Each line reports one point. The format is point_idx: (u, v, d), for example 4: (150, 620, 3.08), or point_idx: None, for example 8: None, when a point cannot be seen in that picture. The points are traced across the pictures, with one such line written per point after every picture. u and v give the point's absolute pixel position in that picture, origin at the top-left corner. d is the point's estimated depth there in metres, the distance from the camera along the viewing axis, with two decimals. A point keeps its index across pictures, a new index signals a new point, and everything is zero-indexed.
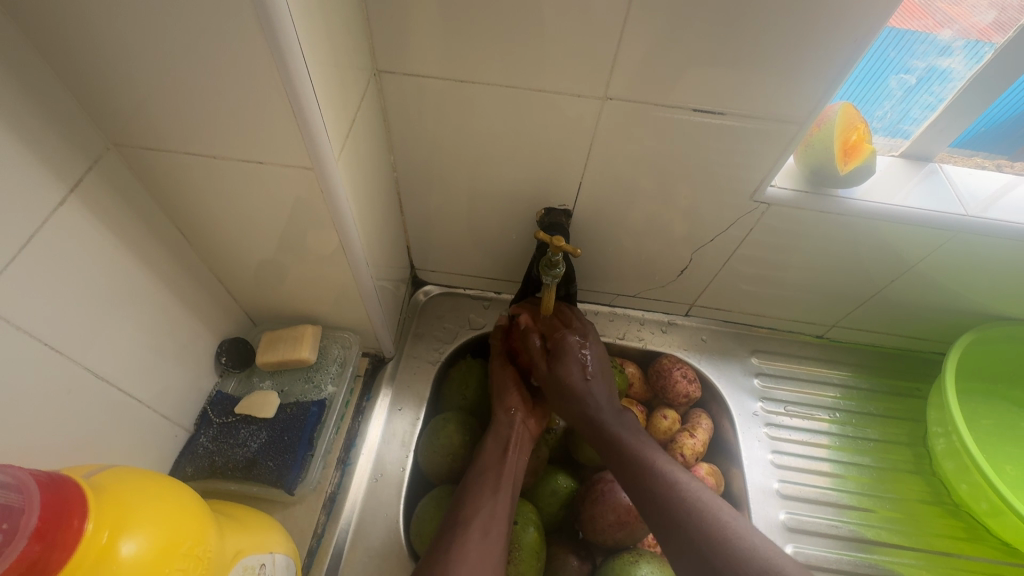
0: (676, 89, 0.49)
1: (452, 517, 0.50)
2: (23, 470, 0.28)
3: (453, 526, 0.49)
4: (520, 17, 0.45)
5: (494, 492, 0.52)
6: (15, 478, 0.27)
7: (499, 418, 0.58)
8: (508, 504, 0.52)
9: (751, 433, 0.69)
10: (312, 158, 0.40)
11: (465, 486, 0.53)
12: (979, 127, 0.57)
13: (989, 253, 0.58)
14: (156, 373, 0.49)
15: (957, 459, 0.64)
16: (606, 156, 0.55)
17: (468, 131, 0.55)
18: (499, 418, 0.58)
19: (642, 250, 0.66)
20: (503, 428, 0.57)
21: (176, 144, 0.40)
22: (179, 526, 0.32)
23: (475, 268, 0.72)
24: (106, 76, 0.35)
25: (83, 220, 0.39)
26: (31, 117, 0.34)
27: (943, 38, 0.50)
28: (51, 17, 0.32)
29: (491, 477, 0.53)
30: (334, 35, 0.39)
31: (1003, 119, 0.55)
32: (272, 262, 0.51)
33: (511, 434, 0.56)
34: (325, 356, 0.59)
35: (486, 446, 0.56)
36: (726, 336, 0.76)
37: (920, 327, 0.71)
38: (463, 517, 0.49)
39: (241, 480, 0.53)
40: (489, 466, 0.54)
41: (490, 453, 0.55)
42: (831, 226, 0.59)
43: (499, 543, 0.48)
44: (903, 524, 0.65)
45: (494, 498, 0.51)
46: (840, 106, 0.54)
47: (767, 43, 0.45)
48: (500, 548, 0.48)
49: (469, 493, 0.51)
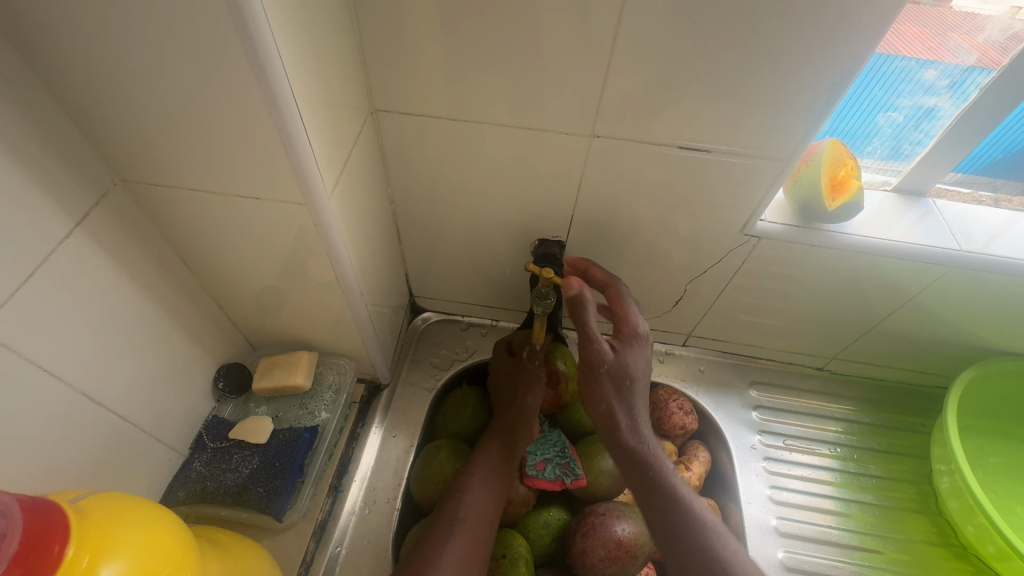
0: (660, 127, 0.50)
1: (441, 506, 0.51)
2: (8, 494, 0.28)
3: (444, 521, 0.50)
4: (509, 58, 0.47)
5: (487, 488, 0.53)
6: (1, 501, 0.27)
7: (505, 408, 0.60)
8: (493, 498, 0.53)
9: (749, 467, 0.68)
10: (306, 195, 0.42)
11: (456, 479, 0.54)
12: (997, 156, 0.56)
13: (983, 289, 0.58)
14: (155, 398, 0.50)
15: (961, 500, 0.62)
16: (596, 188, 0.57)
17: (461, 165, 0.57)
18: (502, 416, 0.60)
19: (639, 279, 0.67)
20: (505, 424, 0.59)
21: (178, 179, 0.42)
22: (160, 552, 0.33)
23: (471, 295, 0.74)
24: (112, 115, 0.37)
25: (88, 251, 0.41)
26: (40, 153, 0.36)
27: (928, 78, 0.51)
28: (64, 64, 0.35)
29: (486, 476, 0.54)
30: (329, 78, 0.42)
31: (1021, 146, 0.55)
32: (271, 289, 0.53)
33: (510, 431, 0.58)
34: (321, 382, 0.60)
35: (488, 443, 0.57)
36: (725, 367, 0.76)
37: (923, 361, 0.70)
38: (456, 507, 0.51)
39: (231, 505, 0.53)
40: (486, 459, 0.55)
41: (491, 454, 0.56)
42: (823, 260, 0.59)
43: (485, 542, 0.49)
44: (909, 566, 0.62)
45: (487, 493, 0.53)
46: (828, 142, 0.55)
47: (749, 82, 0.46)
48: (485, 545, 0.49)
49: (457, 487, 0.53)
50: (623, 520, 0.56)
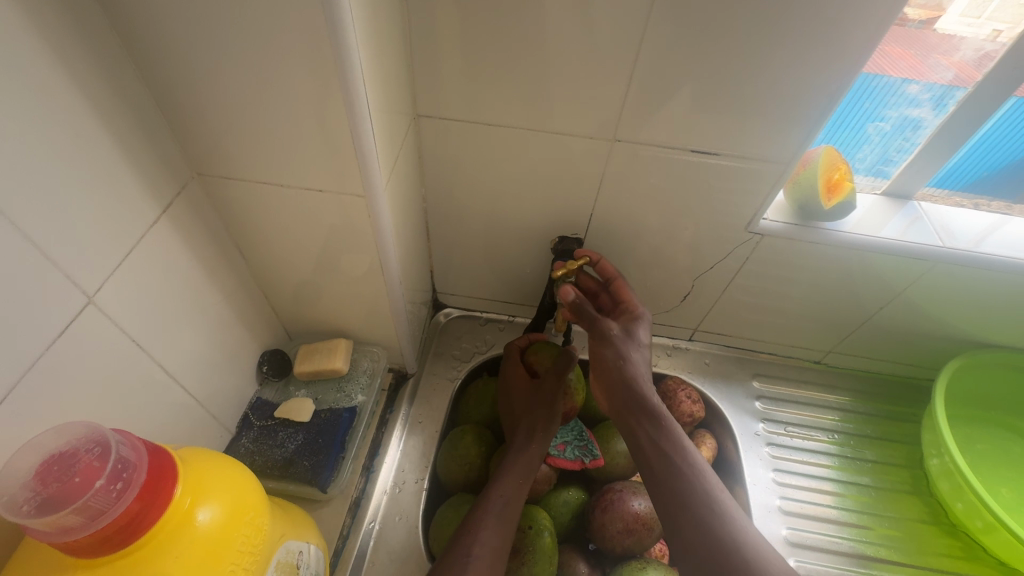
0: (678, 133, 0.55)
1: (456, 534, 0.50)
2: (138, 434, 0.33)
3: (459, 553, 0.48)
4: (545, 68, 0.52)
5: (499, 519, 0.52)
6: (133, 439, 0.32)
7: (525, 437, 0.59)
8: (506, 530, 0.51)
9: (753, 452, 0.73)
10: (364, 187, 0.46)
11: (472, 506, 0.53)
12: (984, 172, 0.63)
13: (965, 284, 0.64)
14: (211, 376, 0.54)
15: (951, 480, 0.66)
16: (615, 188, 0.62)
17: (492, 166, 0.62)
18: (518, 440, 0.59)
19: (652, 276, 0.72)
20: (522, 451, 0.58)
21: (249, 172, 0.46)
22: (244, 497, 0.37)
23: (492, 291, 0.78)
24: (201, 113, 0.42)
25: (168, 235, 0.45)
26: (138, 145, 0.41)
27: (912, 91, 0.57)
28: (166, 67, 0.39)
29: (500, 505, 0.53)
30: (387, 84, 0.46)
31: (1003, 164, 0.61)
32: (317, 278, 0.57)
33: (523, 459, 0.57)
34: (356, 368, 0.64)
35: (506, 469, 0.56)
36: (728, 361, 0.80)
37: (913, 353, 0.75)
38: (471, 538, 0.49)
39: (278, 478, 0.57)
40: (502, 488, 0.54)
41: (507, 481, 0.55)
42: (820, 256, 0.64)
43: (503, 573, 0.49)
44: (902, 542, 0.66)
45: (498, 525, 0.51)
46: (821, 150, 0.61)
47: (759, 92, 0.51)
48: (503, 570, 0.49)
49: (472, 517, 0.51)
50: (638, 495, 0.60)
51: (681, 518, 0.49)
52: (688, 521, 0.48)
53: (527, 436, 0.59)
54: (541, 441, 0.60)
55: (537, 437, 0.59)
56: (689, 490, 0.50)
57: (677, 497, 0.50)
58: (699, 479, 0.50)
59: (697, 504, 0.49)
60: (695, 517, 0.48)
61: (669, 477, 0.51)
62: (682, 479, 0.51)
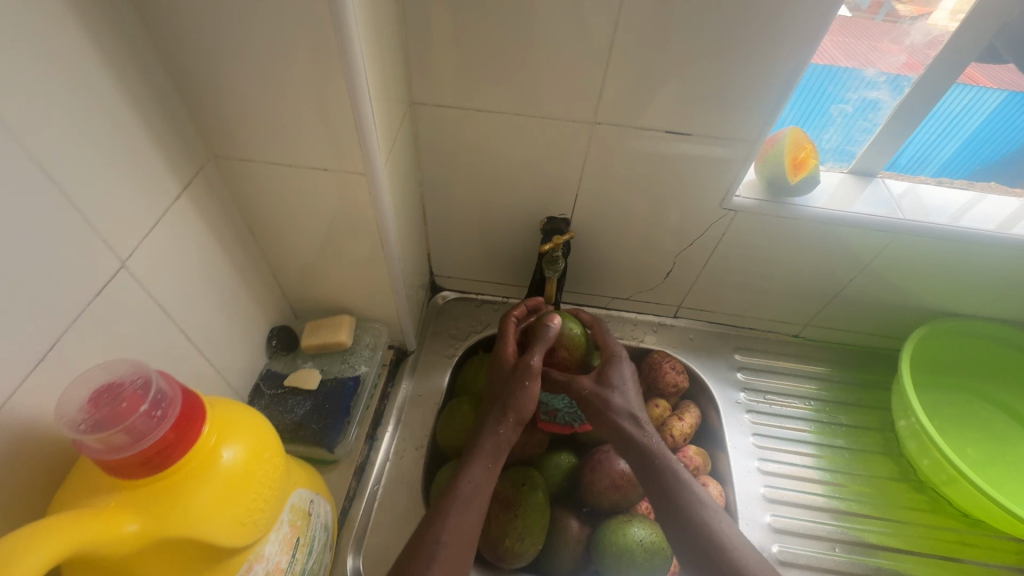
0: (655, 115, 0.60)
1: (427, 520, 0.52)
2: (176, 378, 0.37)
3: (430, 538, 0.51)
4: (531, 56, 0.57)
5: (470, 504, 0.54)
6: (170, 381, 0.36)
7: (500, 420, 0.60)
8: (476, 515, 0.53)
9: (734, 419, 0.77)
10: (366, 166, 0.51)
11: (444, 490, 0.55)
12: (979, 166, 0.69)
13: (926, 254, 0.68)
14: (226, 346, 0.58)
15: (918, 440, 0.70)
16: (599, 169, 0.66)
17: (484, 151, 0.66)
18: (492, 424, 0.60)
19: (636, 254, 0.76)
20: (496, 435, 0.59)
21: (260, 154, 0.51)
22: (262, 440, 0.41)
23: (487, 273, 0.83)
24: (218, 99, 0.47)
25: (188, 211, 0.49)
26: (161, 127, 0.45)
27: (869, 75, 0.62)
28: (187, 56, 0.44)
29: (471, 490, 0.55)
30: (385, 71, 0.51)
31: (998, 156, 0.68)
32: (322, 256, 0.61)
33: (496, 444, 0.58)
34: (359, 342, 0.68)
35: (478, 454, 0.57)
36: (711, 335, 0.85)
37: (884, 324, 0.79)
38: (441, 524, 0.51)
39: (287, 442, 0.61)
40: (474, 474, 0.56)
41: (479, 467, 0.56)
42: (791, 231, 0.69)
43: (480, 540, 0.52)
44: (873, 497, 0.71)
45: (468, 509, 0.53)
46: (788, 131, 0.65)
47: (728, 74, 0.56)
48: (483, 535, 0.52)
49: (443, 503, 0.53)
50: None
51: (660, 506, 0.55)
52: (666, 509, 0.55)
53: (501, 420, 0.60)
54: (516, 424, 0.60)
55: (513, 420, 0.60)
56: (667, 481, 0.56)
57: (659, 488, 0.56)
58: (676, 475, 0.57)
59: (675, 492, 0.56)
60: (676, 506, 0.55)
61: (650, 472, 0.58)
62: (661, 473, 0.57)
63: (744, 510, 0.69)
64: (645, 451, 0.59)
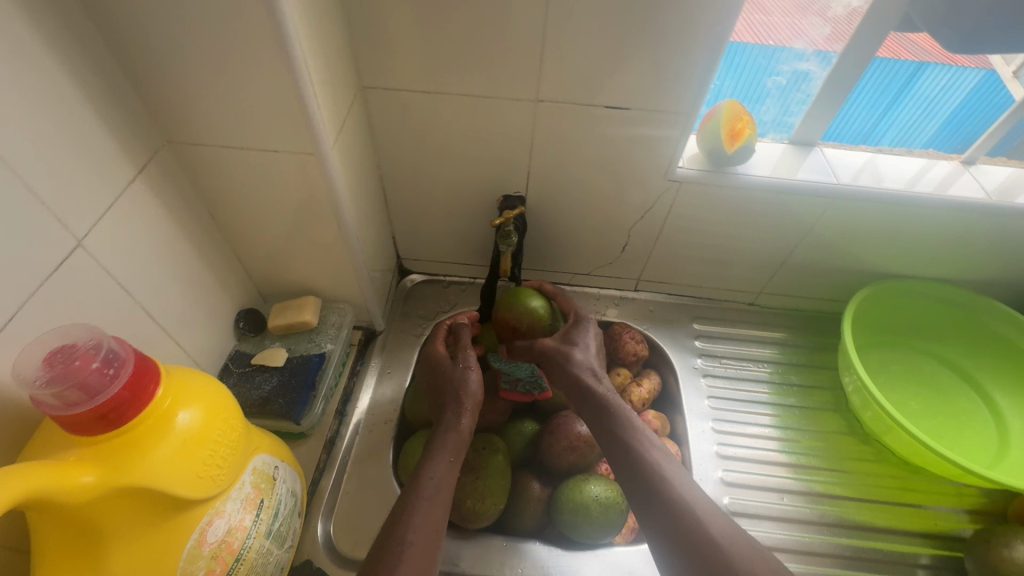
0: (595, 91, 0.62)
1: (391, 524, 0.49)
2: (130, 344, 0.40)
3: (394, 542, 0.47)
4: (472, 37, 0.59)
5: (432, 500, 0.51)
6: (124, 346, 0.39)
7: (456, 414, 0.60)
8: (441, 511, 0.51)
9: (690, 383, 0.81)
10: (314, 145, 0.53)
11: (405, 490, 0.52)
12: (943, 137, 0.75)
13: (863, 217, 0.72)
14: (191, 326, 0.60)
15: (861, 396, 0.73)
16: (548, 146, 0.69)
17: (437, 132, 0.69)
18: (448, 419, 0.60)
19: (592, 230, 0.79)
20: (454, 428, 0.59)
21: (212, 138, 0.53)
22: (219, 402, 0.43)
23: (451, 254, 0.86)
24: (166, 84, 0.49)
25: (144, 194, 0.52)
26: (112, 112, 0.47)
27: (798, 48, 0.66)
28: (132, 43, 0.46)
29: (433, 486, 0.52)
30: (329, 55, 0.53)
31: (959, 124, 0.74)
32: (282, 238, 0.64)
33: (454, 438, 0.58)
34: (325, 322, 0.71)
35: (438, 451, 0.56)
36: (671, 307, 0.88)
37: (832, 288, 0.83)
38: (406, 524, 0.48)
39: (256, 417, 0.64)
40: (434, 470, 0.54)
41: (440, 463, 0.55)
42: (734, 200, 0.72)
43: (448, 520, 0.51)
44: (820, 449, 0.75)
45: (433, 506, 0.51)
46: (725, 104, 0.68)
47: (660, 48, 0.58)
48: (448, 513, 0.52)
49: (407, 502, 0.51)
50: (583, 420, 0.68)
51: (613, 459, 0.56)
52: (618, 461, 0.56)
53: (455, 414, 0.60)
54: (472, 415, 0.61)
55: (466, 411, 0.60)
56: (620, 434, 0.57)
57: (612, 439, 0.57)
58: (633, 431, 0.57)
59: (626, 444, 0.56)
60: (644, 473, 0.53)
61: (605, 425, 0.59)
62: (616, 426, 0.58)
63: (698, 467, 0.73)
64: (599, 404, 0.61)
